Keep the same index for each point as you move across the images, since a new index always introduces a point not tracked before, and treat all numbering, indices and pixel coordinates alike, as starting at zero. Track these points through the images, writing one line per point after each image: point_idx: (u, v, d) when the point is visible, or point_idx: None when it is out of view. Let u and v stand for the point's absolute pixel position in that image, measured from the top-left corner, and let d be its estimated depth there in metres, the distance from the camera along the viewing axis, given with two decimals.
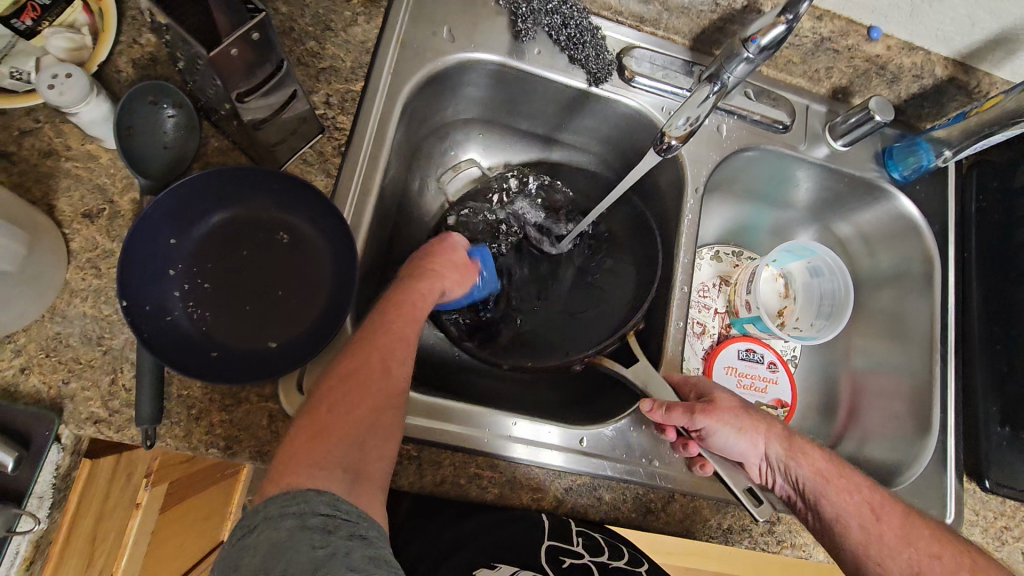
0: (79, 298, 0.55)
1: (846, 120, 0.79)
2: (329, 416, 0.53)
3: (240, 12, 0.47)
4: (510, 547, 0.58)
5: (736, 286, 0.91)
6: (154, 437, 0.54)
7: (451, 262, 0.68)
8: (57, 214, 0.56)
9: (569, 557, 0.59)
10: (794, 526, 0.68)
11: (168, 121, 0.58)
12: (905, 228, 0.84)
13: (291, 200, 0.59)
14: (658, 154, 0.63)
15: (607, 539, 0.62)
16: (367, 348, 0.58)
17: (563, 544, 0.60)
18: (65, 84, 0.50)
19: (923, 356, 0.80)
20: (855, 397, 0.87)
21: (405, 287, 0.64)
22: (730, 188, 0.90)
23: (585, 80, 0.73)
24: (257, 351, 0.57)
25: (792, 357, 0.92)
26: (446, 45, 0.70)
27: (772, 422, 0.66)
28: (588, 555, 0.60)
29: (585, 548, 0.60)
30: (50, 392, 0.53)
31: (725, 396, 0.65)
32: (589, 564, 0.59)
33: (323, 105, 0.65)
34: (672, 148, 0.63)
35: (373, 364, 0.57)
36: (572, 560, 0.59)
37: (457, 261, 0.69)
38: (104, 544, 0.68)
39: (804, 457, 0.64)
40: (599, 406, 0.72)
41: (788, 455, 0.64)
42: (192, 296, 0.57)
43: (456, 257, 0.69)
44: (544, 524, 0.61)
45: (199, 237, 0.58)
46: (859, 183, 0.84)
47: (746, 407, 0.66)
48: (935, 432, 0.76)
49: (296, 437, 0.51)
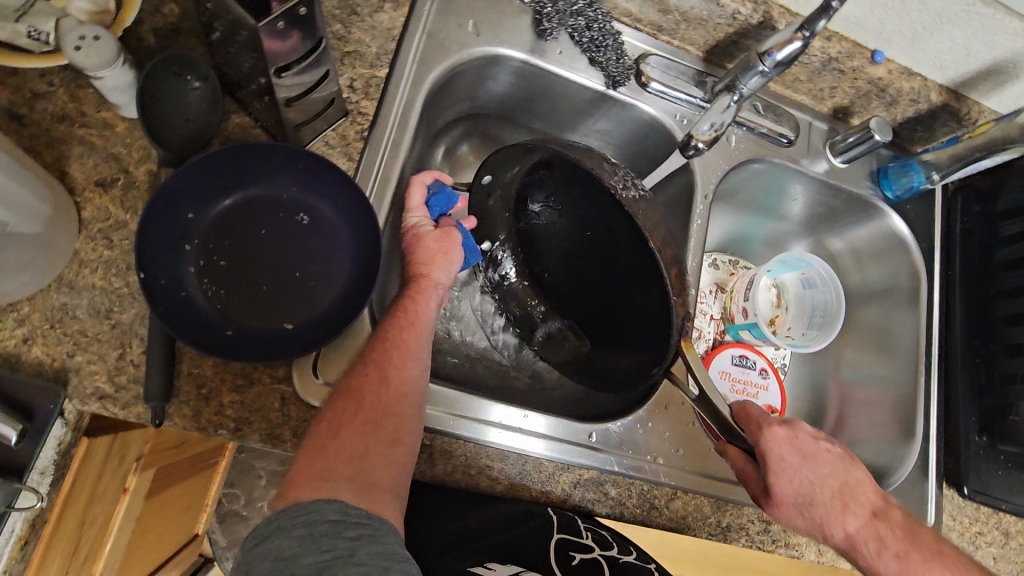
0: (88, 269, 0.53)
1: (846, 139, 0.83)
2: (332, 428, 0.51)
3: None
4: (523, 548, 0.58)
5: (732, 294, 0.93)
6: (163, 416, 0.52)
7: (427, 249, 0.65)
8: (69, 181, 0.54)
9: (579, 553, 0.60)
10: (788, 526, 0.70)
11: (193, 94, 0.57)
12: (895, 246, 0.88)
13: (314, 181, 0.58)
14: (685, 155, 0.74)
15: (615, 536, 0.65)
16: (384, 346, 0.56)
17: (573, 539, 0.60)
18: (93, 46, 0.49)
19: (908, 367, 0.84)
20: (842, 406, 0.91)
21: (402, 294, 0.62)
22: (732, 199, 0.93)
23: (603, 83, 0.75)
24: (273, 332, 0.56)
25: (782, 365, 0.94)
26: (470, 38, 0.70)
27: (843, 520, 0.59)
28: (597, 549, 0.61)
29: (593, 542, 0.61)
30: (54, 364, 0.51)
31: (788, 493, 0.58)
32: (599, 557, 0.60)
33: (348, 89, 0.65)
34: (698, 151, 0.73)
35: (369, 374, 0.54)
36: (581, 556, 0.59)
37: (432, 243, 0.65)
38: (92, 529, 0.65)
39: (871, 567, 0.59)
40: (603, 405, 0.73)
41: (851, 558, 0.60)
42: (208, 273, 0.55)
43: (429, 239, 0.65)
44: (554, 519, 0.61)
45: (217, 213, 0.57)
46: (854, 200, 0.88)
47: (811, 506, 0.59)
48: (919, 440, 0.80)
49: (314, 429, 0.52)
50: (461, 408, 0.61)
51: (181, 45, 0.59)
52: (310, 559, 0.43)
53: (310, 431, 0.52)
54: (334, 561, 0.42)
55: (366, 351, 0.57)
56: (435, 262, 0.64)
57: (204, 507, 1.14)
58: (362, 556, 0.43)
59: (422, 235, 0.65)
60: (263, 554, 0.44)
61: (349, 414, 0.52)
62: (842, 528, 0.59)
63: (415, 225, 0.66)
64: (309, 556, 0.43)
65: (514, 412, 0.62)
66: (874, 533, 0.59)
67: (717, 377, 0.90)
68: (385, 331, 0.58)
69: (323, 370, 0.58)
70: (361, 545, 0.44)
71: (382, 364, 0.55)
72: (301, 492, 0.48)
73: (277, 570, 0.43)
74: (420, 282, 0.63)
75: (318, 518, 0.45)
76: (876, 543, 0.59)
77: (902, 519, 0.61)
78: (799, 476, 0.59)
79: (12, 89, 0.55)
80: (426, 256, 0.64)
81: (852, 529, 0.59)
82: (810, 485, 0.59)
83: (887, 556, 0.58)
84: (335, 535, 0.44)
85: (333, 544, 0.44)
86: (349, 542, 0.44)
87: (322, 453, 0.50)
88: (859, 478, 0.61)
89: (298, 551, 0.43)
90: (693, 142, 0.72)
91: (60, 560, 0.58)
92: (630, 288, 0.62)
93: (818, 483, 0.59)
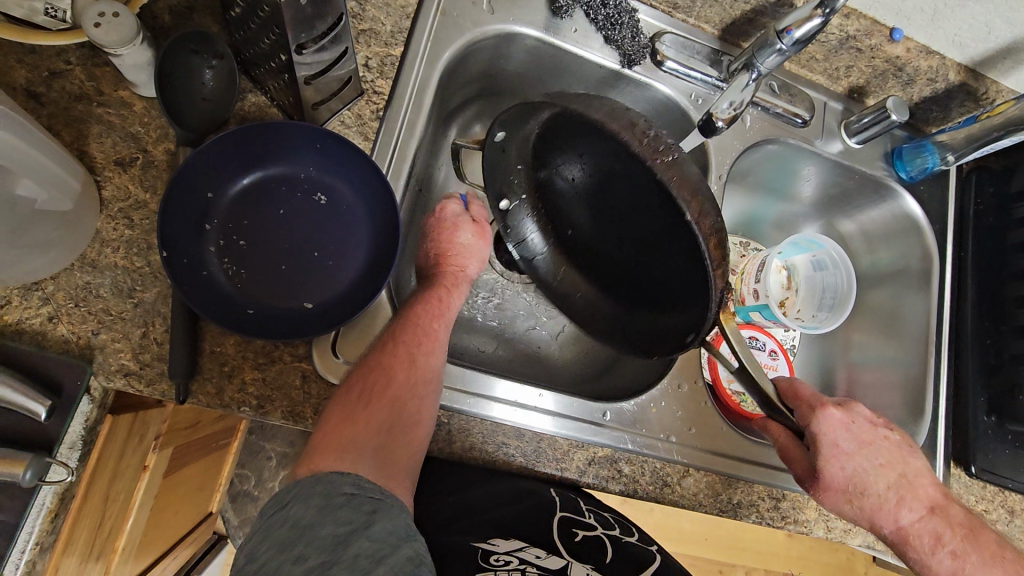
0: (111, 249, 0.54)
1: (861, 119, 0.82)
2: (358, 406, 0.52)
3: None
4: (526, 525, 0.58)
5: (743, 275, 0.94)
6: (187, 392, 0.53)
7: (456, 244, 0.65)
8: (88, 160, 0.54)
9: (581, 530, 0.61)
10: (798, 503, 0.71)
11: (209, 73, 0.56)
12: (910, 229, 0.88)
13: (334, 162, 0.59)
14: (703, 135, 0.71)
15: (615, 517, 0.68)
16: (421, 329, 0.58)
17: (575, 517, 0.61)
18: (112, 22, 0.49)
19: (918, 348, 0.85)
20: (850, 387, 0.92)
21: (435, 282, 0.64)
22: (744, 181, 0.92)
23: (618, 62, 0.74)
24: (293, 311, 0.56)
25: (791, 346, 0.95)
26: (485, 16, 0.70)
27: (895, 509, 0.61)
28: (599, 527, 0.63)
29: (595, 521, 0.63)
30: (79, 342, 0.51)
31: (836, 476, 0.61)
32: (601, 535, 0.62)
33: (363, 68, 0.64)
34: (715, 131, 0.70)
35: (399, 355, 0.55)
36: (583, 532, 0.60)
37: (463, 239, 0.66)
38: (117, 505, 0.66)
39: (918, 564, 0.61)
40: (616, 386, 0.75)
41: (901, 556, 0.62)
42: (228, 252, 0.56)
43: (463, 231, 0.66)
44: (556, 502, 0.61)
45: (235, 193, 0.57)
46: (867, 181, 0.87)
47: (862, 496, 0.61)
48: (928, 417, 0.81)
49: (338, 397, 0.53)
50: (482, 389, 0.62)
51: (196, 23, 0.58)
52: (329, 530, 0.43)
53: (339, 393, 0.53)
54: (350, 534, 0.43)
55: (393, 331, 0.57)
56: (466, 256, 0.66)
57: (217, 487, 1.15)
58: (379, 528, 0.44)
59: (457, 223, 0.66)
60: (283, 520, 0.44)
61: (379, 390, 0.53)
62: (895, 518, 0.61)
63: (454, 214, 0.67)
64: (328, 527, 0.43)
65: (531, 389, 0.63)
66: (928, 528, 0.60)
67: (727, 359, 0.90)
68: (412, 313, 0.59)
69: (342, 348, 0.59)
70: (377, 518, 0.45)
71: (412, 348, 0.56)
72: (319, 467, 0.49)
73: (294, 538, 0.43)
74: (451, 277, 0.64)
75: (336, 489, 0.46)
76: (927, 535, 0.60)
77: (964, 517, 0.61)
78: (846, 457, 0.61)
79: (29, 68, 0.54)
80: (452, 247, 0.66)
81: (907, 526, 0.60)
82: (862, 472, 0.61)
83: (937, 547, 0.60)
84: (351, 508, 0.45)
85: (347, 518, 0.44)
86: (367, 515, 0.45)
87: (348, 417, 0.51)
88: (917, 469, 0.62)
89: (315, 520, 0.44)
90: (711, 121, 0.69)
91: (87, 534, 0.59)
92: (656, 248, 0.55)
93: (871, 471, 0.61)
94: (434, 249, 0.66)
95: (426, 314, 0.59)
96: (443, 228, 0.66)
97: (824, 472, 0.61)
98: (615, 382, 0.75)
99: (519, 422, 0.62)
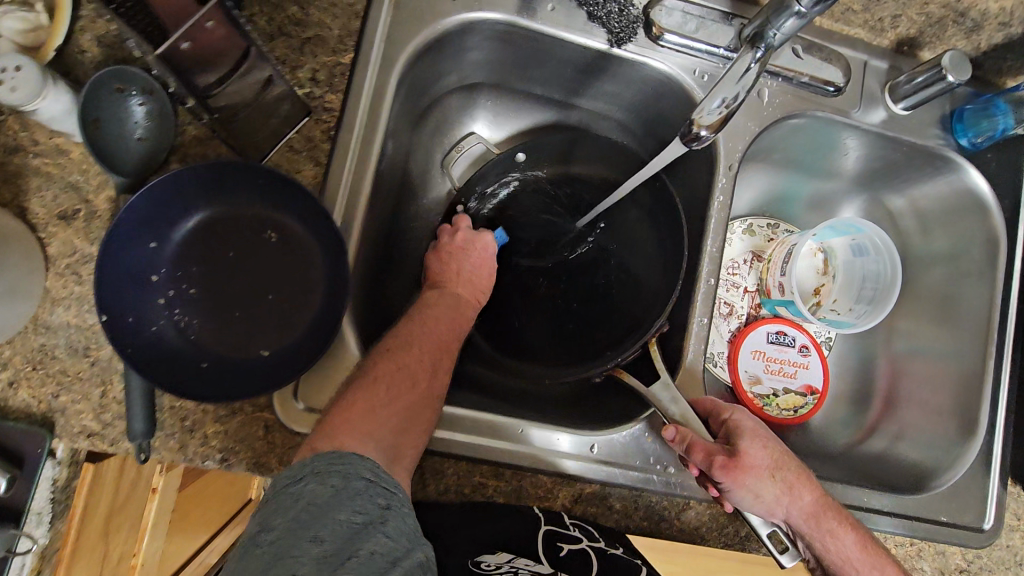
0: (62, 307, 0.52)
1: (911, 80, 0.69)
2: (373, 402, 0.52)
3: None
4: (504, 536, 0.54)
5: (770, 264, 0.85)
6: (148, 450, 0.52)
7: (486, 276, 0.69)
8: (30, 217, 0.53)
9: (567, 544, 0.54)
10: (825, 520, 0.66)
11: (139, 110, 0.52)
12: (972, 208, 0.74)
13: (279, 196, 0.54)
14: (686, 145, 0.51)
15: (603, 534, 0.58)
16: (441, 338, 0.61)
17: (559, 531, 0.56)
18: (18, 79, 0.45)
19: (975, 343, 0.74)
20: (892, 384, 0.81)
21: (459, 304, 0.66)
22: (768, 159, 0.80)
23: (606, 41, 0.64)
24: (248, 361, 0.54)
25: (826, 340, 0.86)
26: (447, 4, 0.61)
27: (805, 485, 0.57)
28: (585, 541, 0.55)
29: (581, 534, 0.56)
30: (40, 406, 0.51)
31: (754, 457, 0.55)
32: (587, 549, 0.54)
33: (309, 82, 0.58)
34: (703, 139, 0.50)
35: (420, 368, 0.57)
36: (569, 547, 0.53)
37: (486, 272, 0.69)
38: (120, 531, 0.69)
39: (825, 538, 0.56)
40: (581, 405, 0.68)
41: (810, 536, 0.56)
42: (178, 302, 0.53)
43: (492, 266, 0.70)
44: (538, 517, 0.57)
45: (180, 240, 0.54)
46: (918, 153, 0.74)
47: (779, 470, 0.56)
48: (982, 434, 0.71)
49: (360, 385, 0.53)
50: (466, 422, 0.59)
51: (124, 53, 0.54)
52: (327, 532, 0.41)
53: (362, 386, 0.53)
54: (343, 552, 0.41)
55: (414, 342, 0.59)
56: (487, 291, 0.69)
57: None
58: (391, 527, 0.43)
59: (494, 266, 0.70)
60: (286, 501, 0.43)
61: (402, 391, 0.54)
62: (808, 496, 0.56)
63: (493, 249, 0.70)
64: None
65: (512, 426, 0.60)
66: (831, 507, 0.57)
67: (750, 357, 0.82)
68: (436, 330, 0.61)
69: (304, 394, 0.56)
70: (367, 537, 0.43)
71: (435, 363, 0.59)
72: None
73: None
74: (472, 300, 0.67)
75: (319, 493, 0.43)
76: (833, 511, 0.57)
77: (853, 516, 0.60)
78: (764, 437, 0.57)
79: None
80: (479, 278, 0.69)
81: (815, 496, 0.57)
82: (776, 447, 0.57)
83: (838, 522, 0.57)
84: (367, 497, 0.44)
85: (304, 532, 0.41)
86: (381, 509, 0.44)
87: (369, 412, 0.51)
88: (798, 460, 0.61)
89: None
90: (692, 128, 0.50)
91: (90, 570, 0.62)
92: (636, 283, 0.69)
93: (784, 452, 0.57)
94: (460, 269, 0.67)
95: (454, 331, 0.63)
96: (477, 252, 0.69)
97: (746, 452, 0.55)
98: (607, 401, 0.68)
99: (504, 460, 0.59)
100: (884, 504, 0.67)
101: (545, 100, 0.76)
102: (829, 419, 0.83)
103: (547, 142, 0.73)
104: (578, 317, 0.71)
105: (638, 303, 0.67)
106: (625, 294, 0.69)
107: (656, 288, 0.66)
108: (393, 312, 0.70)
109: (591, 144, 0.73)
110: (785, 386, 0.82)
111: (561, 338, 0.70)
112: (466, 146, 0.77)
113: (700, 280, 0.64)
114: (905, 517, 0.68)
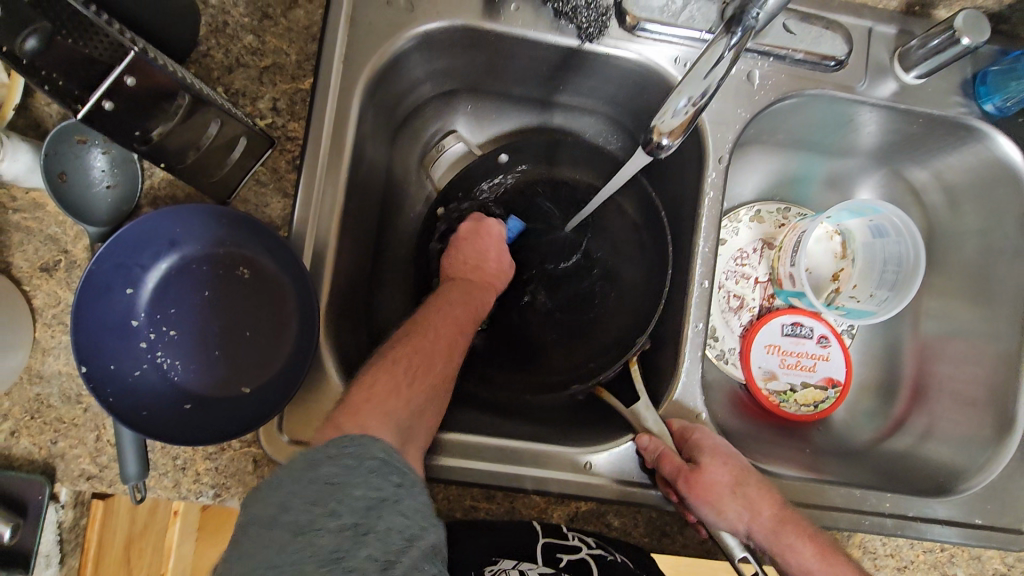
0: (52, 356, 0.54)
1: (925, 44, 0.62)
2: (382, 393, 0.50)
3: (87, 31, 0.41)
4: (503, 543, 0.54)
5: (781, 252, 0.78)
6: (144, 489, 0.54)
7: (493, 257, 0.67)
8: (15, 272, 0.54)
9: (566, 553, 0.53)
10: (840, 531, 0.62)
11: (99, 158, 0.53)
12: (1003, 181, 0.67)
13: (246, 235, 0.54)
14: (651, 155, 0.50)
15: (601, 542, 0.56)
16: (451, 325, 0.60)
17: (557, 541, 0.55)
18: None
19: (1010, 330, 0.68)
20: (920, 376, 0.75)
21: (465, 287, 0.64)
22: (770, 139, 0.75)
23: (576, 37, 0.60)
24: (230, 398, 0.55)
25: (847, 329, 0.79)
26: (406, 16, 0.59)
27: (770, 497, 0.55)
28: (584, 548, 0.54)
29: (580, 542, 0.55)
30: (41, 453, 0.54)
31: (713, 469, 0.55)
32: (585, 557, 0.53)
33: (270, 112, 0.57)
34: (666, 147, 0.48)
35: (429, 351, 0.56)
36: (567, 556, 0.53)
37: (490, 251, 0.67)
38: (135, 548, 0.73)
39: (791, 555, 0.53)
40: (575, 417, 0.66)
41: (772, 551, 0.54)
42: (160, 345, 0.54)
43: (498, 249, 0.68)
44: (536, 527, 0.56)
45: (154, 283, 0.54)
46: (937, 123, 0.67)
47: (740, 486, 0.55)
48: (1017, 433, 0.66)
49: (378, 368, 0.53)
50: (454, 452, 0.57)
51: None
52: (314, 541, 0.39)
53: (363, 385, 0.51)
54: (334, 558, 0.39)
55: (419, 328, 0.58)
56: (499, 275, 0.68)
57: None
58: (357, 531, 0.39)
59: (501, 250, 0.68)
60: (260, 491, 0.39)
61: (417, 379, 0.53)
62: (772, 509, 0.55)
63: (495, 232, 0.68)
64: None
65: (500, 448, 0.58)
66: (800, 521, 0.55)
67: (764, 353, 0.77)
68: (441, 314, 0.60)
69: (288, 424, 0.55)
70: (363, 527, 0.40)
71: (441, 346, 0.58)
72: None
73: None
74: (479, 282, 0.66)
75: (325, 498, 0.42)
76: (800, 525, 0.54)
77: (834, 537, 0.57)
78: (724, 450, 0.57)
79: None
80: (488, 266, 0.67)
81: (779, 510, 0.55)
82: (738, 463, 0.56)
83: (809, 539, 0.54)
84: None
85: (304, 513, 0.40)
86: None
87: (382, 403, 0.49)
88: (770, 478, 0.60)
89: None
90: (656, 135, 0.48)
91: None
92: (625, 292, 0.68)
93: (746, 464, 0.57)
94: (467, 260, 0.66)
95: (469, 313, 0.62)
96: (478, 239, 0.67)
97: (705, 466, 0.55)
98: (599, 412, 0.65)
99: (494, 484, 0.57)
100: (908, 509, 0.64)
101: (525, 100, 0.73)
102: (850, 413, 0.77)
103: (529, 144, 0.72)
104: (568, 328, 0.69)
105: (624, 313, 0.67)
106: (613, 305, 0.68)
107: (648, 292, 0.65)
108: (384, 329, 0.70)
109: (570, 150, 0.72)
110: (803, 381, 0.77)
111: (551, 348, 0.69)
112: (446, 145, 0.75)
113: (692, 284, 0.61)
114: (936, 522, 0.64)
